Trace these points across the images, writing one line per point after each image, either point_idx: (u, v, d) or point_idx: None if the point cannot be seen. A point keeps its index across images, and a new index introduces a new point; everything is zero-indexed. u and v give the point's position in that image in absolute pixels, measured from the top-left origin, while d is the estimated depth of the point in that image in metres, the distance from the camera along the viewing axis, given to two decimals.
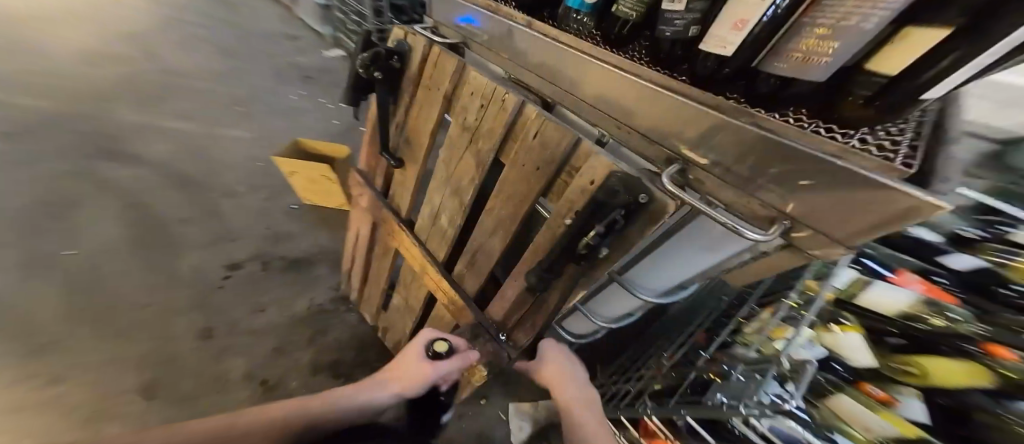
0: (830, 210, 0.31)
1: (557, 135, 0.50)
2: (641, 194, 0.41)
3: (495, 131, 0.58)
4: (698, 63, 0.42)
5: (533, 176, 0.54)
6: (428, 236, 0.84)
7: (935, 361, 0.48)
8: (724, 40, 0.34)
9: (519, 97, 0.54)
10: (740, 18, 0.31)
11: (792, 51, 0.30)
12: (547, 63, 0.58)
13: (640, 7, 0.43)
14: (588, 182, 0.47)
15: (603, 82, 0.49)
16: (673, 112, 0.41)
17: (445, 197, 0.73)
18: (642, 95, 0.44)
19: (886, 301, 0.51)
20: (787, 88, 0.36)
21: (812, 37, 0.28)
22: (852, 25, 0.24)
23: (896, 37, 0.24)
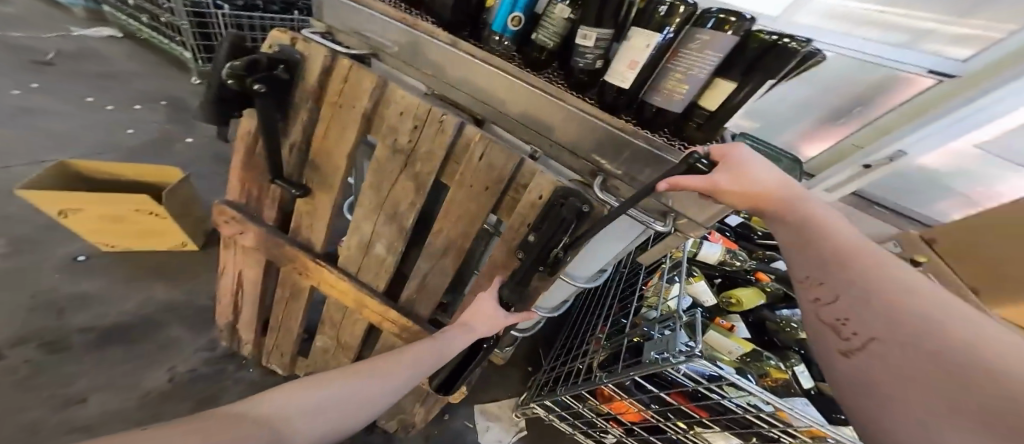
0: (698, 204, 0.46)
1: (501, 157, 0.55)
2: (584, 204, 0.50)
3: (435, 153, 0.59)
4: (604, 91, 0.50)
5: (482, 195, 0.59)
6: (363, 265, 0.78)
7: (744, 292, 0.80)
8: (621, 76, 0.44)
9: (458, 119, 0.56)
10: (632, 61, 0.43)
11: (662, 91, 0.44)
12: (468, 80, 0.55)
13: (556, 38, 0.49)
14: (536, 198, 0.54)
15: (529, 102, 0.52)
16: (595, 133, 0.49)
17: (381, 222, 0.70)
18: (566, 118, 0.50)
19: (712, 257, 0.82)
20: (665, 116, 0.46)
21: (675, 82, 0.42)
22: (695, 75, 0.40)
23: (715, 84, 0.41)
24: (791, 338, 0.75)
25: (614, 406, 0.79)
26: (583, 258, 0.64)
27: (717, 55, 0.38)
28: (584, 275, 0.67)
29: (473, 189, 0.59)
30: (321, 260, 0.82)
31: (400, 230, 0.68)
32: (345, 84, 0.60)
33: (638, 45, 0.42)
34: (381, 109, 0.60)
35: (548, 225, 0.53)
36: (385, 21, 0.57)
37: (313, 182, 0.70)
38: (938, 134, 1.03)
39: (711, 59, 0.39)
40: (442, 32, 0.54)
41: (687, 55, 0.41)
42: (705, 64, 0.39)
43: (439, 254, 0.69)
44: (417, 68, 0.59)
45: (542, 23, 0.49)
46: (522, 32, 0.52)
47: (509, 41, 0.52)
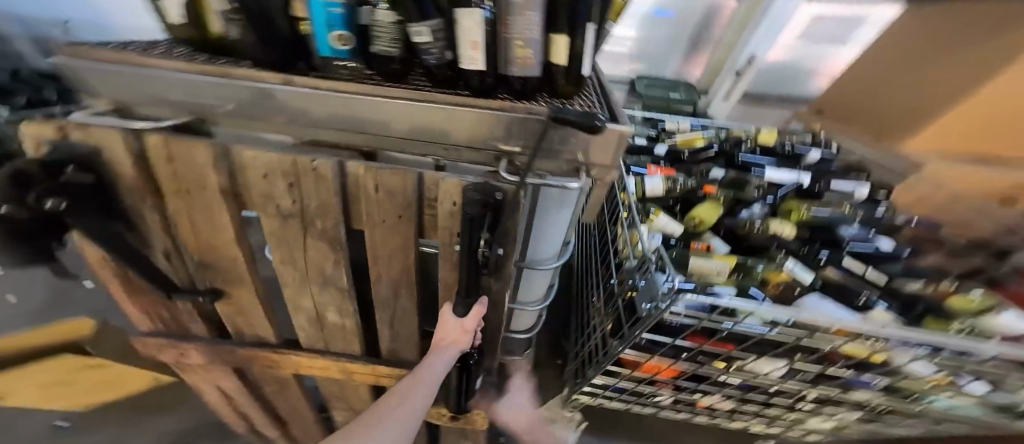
0: (595, 150, 0.47)
1: (397, 180, 0.47)
2: (496, 192, 0.47)
3: (330, 206, 0.48)
4: (468, 78, 0.46)
5: (399, 223, 0.52)
6: (330, 338, 0.73)
7: (702, 209, 0.82)
8: (472, 58, 0.42)
9: (332, 160, 0.43)
10: (473, 42, 0.40)
11: (516, 62, 0.44)
12: (335, 115, 0.45)
13: (395, 45, 0.42)
14: (451, 205, 0.50)
15: (404, 112, 0.45)
16: (475, 119, 0.46)
17: (318, 294, 0.63)
18: (452, 114, 0.45)
19: (657, 190, 0.82)
20: (528, 82, 0.47)
21: (521, 50, 0.42)
22: (531, 37, 0.41)
23: (554, 42, 0.43)
24: (764, 236, 0.80)
25: (646, 370, 0.82)
26: (537, 242, 0.62)
27: (536, 15, 0.39)
28: (551, 255, 0.67)
29: (387, 223, 0.52)
30: (284, 348, 0.76)
31: (340, 291, 0.62)
32: (172, 165, 0.42)
33: (469, 24, 0.38)
34: (240, 180, 0.45)
35: (467, 231, 0.48)
36: (191, 79, 0.41)
37: (218, 281, 0.58)
38: (768, 32, 1.31)
39: (535, 21, 0.40)
40: (272, 73, 0.43)
41: (514, 21, 0.40)
42: (532, 25, 0.40)
43: (392, 297, 0.63)
44: (264, 119, 0.46)
45: (374, 34, 0.41)
46: (358, 49, 0.43)
47: (357, 63, 0.45)
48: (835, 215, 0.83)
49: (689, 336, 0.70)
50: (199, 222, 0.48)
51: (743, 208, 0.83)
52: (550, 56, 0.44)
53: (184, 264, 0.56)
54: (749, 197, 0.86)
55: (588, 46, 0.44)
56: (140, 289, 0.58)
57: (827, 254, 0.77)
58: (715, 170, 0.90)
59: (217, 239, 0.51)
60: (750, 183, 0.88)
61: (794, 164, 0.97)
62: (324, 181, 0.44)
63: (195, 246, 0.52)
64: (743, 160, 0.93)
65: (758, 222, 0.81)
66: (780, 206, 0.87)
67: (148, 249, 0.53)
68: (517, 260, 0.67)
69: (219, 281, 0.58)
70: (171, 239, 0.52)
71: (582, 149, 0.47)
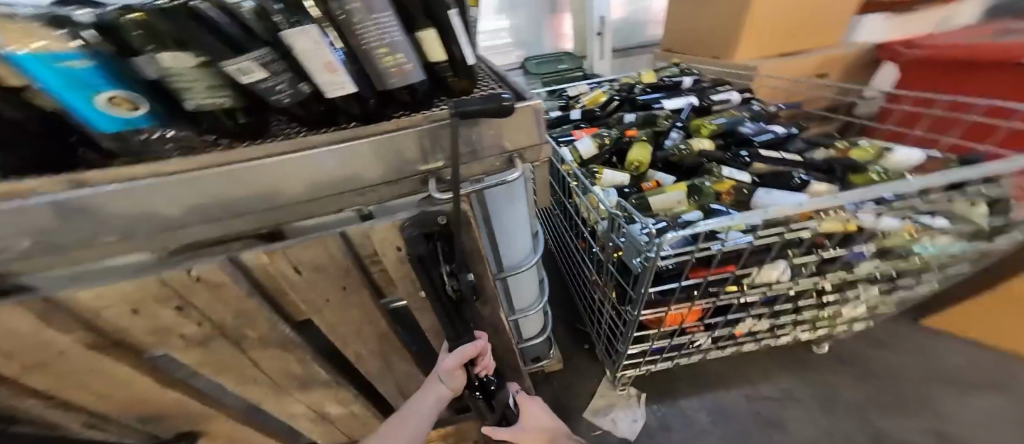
0: (520, 131, 0.41)
1: (313, 253, 0.39)
2: (437, 217, 0.39)
3: (256, 310, 0.40)
4: (345, 107, 0.38)
5: (348, 295, 0.45)
6: (338, 431, 0.66)
7: (633, 152, 0.75)
8: (335, 84, 0.33)
9: (220, 260, 0.34)
10: (326, 63, 0.31)
11: (389, 72, 0.35)
12: (199, 205, 0.35)
13: (216, 92, 0.31)
14: (396, 252, 0.42)
15: (287, 171, 0.36)
16: (376, 150, 0.38)
17: (300, 397, 0.55)
18: (341, 154, 0.37)
19: (592, 151, 0.75)
20: (411, 92, 0.39)
21: (386, 56, 0.33)
22: (391, 40, 0.32)
23: (420, 42, 0.36)
24: (693, 155, 0.75)
25: (670, 322, 0.74)
26: (501, 247, 0.56)
27: (387, 13, 0.31)
28: (529, 252, 0.59)
29: (332, 302, 0.45)
30: None
31: (322, 385, 0.55)
32: None
33: (307, 47, 0.29)
34: None
35: (428, 267, 0.41)
36: None
37: (184, 426, 0.52)
38: None
39: (389, 20, 0.32)
40: (31, 180, 0.29)
41: (362, 28, 0.31)
42: (388, 26, 0.32)
43: (382, 367, 0.57)
44: (99, 246, 0.34)
45: (177, 88, 0.29)
46: (159, 112, 0.30)
47: (181, 130, 0.33)
48: (732, 119, 0.84)
49: (692, 273, 0.62)
50: (113, 390, 0.41)
51: (665, 138, 0.79)
52: (424, 54, 0.37)
53: (130, 427, 0.49)
54: (662, 127, 0.83)
55: (463, 40, 0.39)
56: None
57: (747, 153, 0.75)
58: (625, 117, 0.87)
59: (148, 392, 0.43)
60: (658, 115, 0.86)
61: (678, 91, 0.98)
62: (220, 290, 0.36)
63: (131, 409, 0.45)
64: (642, 101, 0.92)
65: (682, 145, 0.77)
66: (688, 128, 0.84)
67: (81, 435, 0.46)
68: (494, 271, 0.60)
69: (187, 424, 0.52)
70: (92, 414, 0.44)
71: (509, 137, 0.41)
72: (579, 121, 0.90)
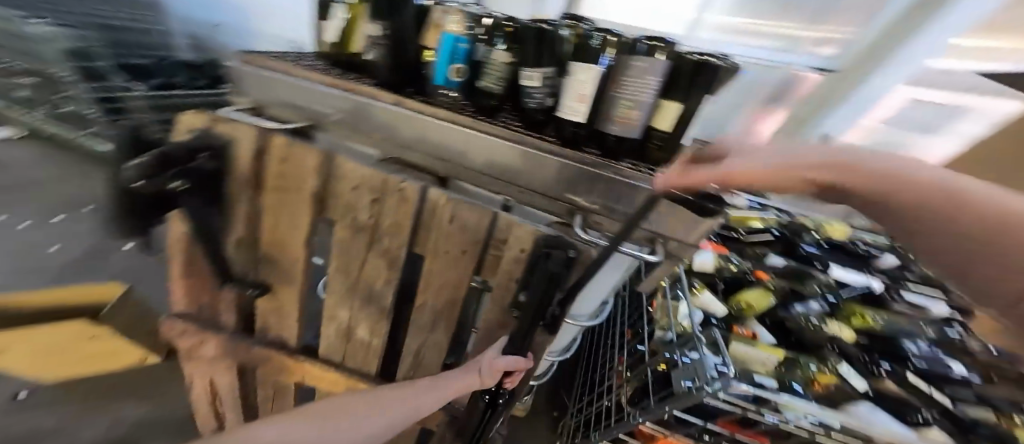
0: (685, 228, 0.44)
1: (473, 216, 0.49)
2: (570, 248, 0.45)
3: (403, 224, 0.53)
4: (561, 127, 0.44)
5: (461, 259, 0.54)
6: (351, 355, 0.72)
7: (751, 294, 0.82)
8: (574, 110, 0.40)
9: (419, 185, 0.49)
10: (580, 95, 0.39)
11: (615, 121, 0.40)
12: (424, 139, 0.49)
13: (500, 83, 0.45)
14: (518, 251, 0.50)
15: (492, 150, 0.46)
16: (557, 172, 0.45)
17: (356, 308, 0.63)
18: (534, 165, 0.45)
19: (708, 266, 0.86)
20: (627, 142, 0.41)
21: (625, 111, 0.39)
22: (643, 99, 0.37)
23: (660, 109, 0.39)
24: (820, 336, 0.75)
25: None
26: (585, 296, 0.63)
27: (656, 80, 0.36)
28: (586, 313, 0.66)
29: (447, 256, 0.54)
30: (303, 356, 0.75)
31: (379, 311, 0.62)
32: (285, 164, 0.53)
33: (583, 78, 0.39)
34: (332, 186, 0.54)
35: (538, 284, 0.48)
36: (320, 90, 0.51)
37: (275, 273, 0.64)
38: (849, 113, 0.99)
39: (654, 84, 0.37)
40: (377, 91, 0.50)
41: (627, 83, 0.37)
42: (648, 90, 0.37)
43: (428, 328, 0.63)
44: (366, 135, 0.53)
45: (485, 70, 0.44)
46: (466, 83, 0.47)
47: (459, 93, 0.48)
48: (902, 328, 0.76)
49: (723, 422, 0.66)
50: (284, 218, 0.58)
51: (798, 303, 0.80)
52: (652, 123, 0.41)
53: (249, 249, 0.63)
54: (809, 291, 0.82)
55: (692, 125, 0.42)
56: (207, 266, 0.66)
57: (890, 367, 0.71)
58: (773, 257, 0.89)
59: (294, 231, 0.59)
60: (814, 276, 0.84)
61: (863, 265, 0.91)
62: (403, 204, 0.51)
63: (271, 236, 0.60)
64: (804, 253, 0.91)
65: (815, 320, 0.77)
66: (841, 306, 0.80)
67: (229, 234, 0.61)
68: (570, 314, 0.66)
69: (277, 272, 0.64)
70: (251, 224, 0.60)
71: (668, 226, 0.46)
72: (725, 232, 0.96)
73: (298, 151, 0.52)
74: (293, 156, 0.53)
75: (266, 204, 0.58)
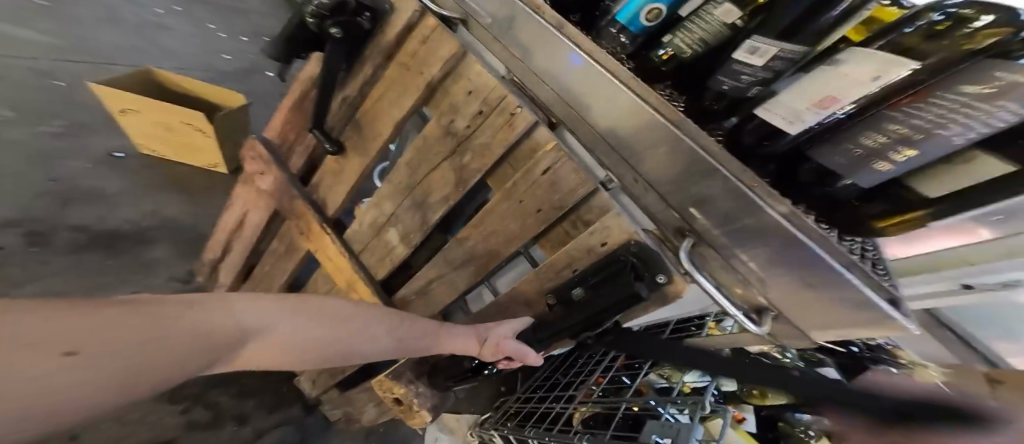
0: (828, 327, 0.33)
1: (571, 180, 0.43)
2: (661, 274, 0.38)
3: (493, 150, 0.49)
4: (748, 128, 0.30)
5: (530, 217, 0.48)
6: (370, 251, 0.70)
7: (766, 384, 0.69)
8: (792, 116, 0.23)
9: (533, 117, 0.44)
10: (822, 98, 0.20)
11: (857, 154, 0.23)
12: (553, 66, 0.40)
13: (699, 48, 0.29)
14: (596, 244, 0.43)
15: (627, 115, 0.35)
16: (695, 181, 0.32)
17: (404, 208, 0.61)
18: (661, 149, 0.33)
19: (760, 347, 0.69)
20: (829, 184, 0.28)
21: (880, 137, 0.21)
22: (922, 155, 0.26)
23: (950, 159, 0.20)
24: None
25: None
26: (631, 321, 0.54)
27: (997, 129, 0.15)
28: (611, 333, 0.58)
29: (518, 205, 0.49)
30: (330, 228, 0.74)
31: (422, 223, 0.60)
32: (422, 46, 0.52)
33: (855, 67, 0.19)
34: (449, 82, 0.51)
35: (609, 288, 0.42)
36: None
37: (355, 139, 0.64)
38: None
39: (981, 133, 0.16)
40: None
41: (941, 103, 0.17)
42: (961, 135, 0.16)
43: (455, 265, 0.59)
44: (505, 46, 0.46)
45: (685, 24, 0.29)
46: (655, 31, 0.34)
47: (628, 39, 0.35)
48: None
49: None
50: (391, 95, 0.57)
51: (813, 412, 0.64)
52: (909, 178, 0.24)
53: (342, 113, 0.64)
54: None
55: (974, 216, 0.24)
56: (304, 109, 0.69)
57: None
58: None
59: (391, 108, 0.58)
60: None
61: None
62: (505, 127, 0.47)
63: (370, 105, 0.60)
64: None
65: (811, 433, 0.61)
66: None
67: (341, 87, 0.63)
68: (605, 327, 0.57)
69: (358, 140, 0.64)
70: (357, 90, 0.61)
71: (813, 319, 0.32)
72: None
73: (435, 39, 0.51)
74: (432, 39, 0.51)
75: (381, 75, 0.58)
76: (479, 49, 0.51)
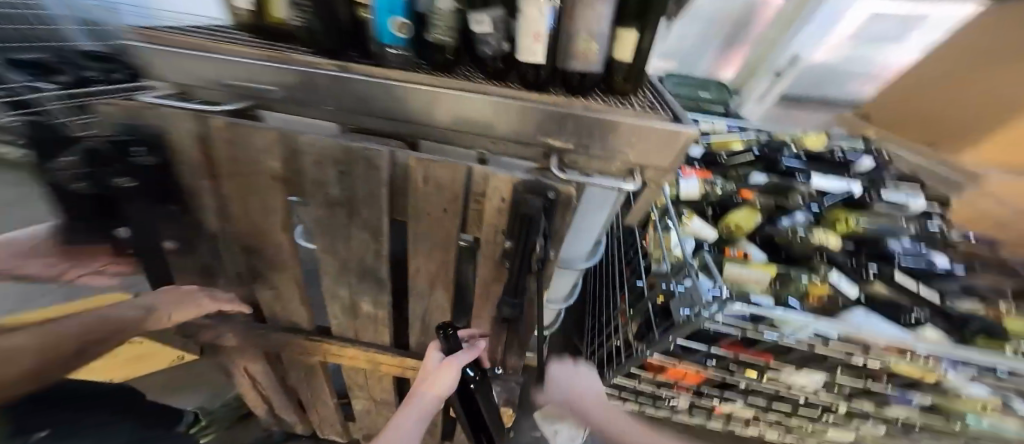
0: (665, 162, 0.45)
1: (450, 176, 0.46)
2: (549, 191, 0.43)
3: (378, 194, 0.48)
4: (524, 73, 0.49)
5: (445, 218, 0.52)
6: (359, 326, 0.74)
7: (739, 216, 0.79)
8: (531, 51, 0.43)
9: (385, 150, 0.44)
10: (535, 32, 0.41)
11: (575, 56, 0.44)
12: (376, 101, 0.49)
13: (452, 35, 0.46)
14: (499, 201, 0.48)
15: (459, 105, 0.46)
16: (512, 117, 0.46)
17: (354, 283, 0.63)
18: (485, 106, 0.46)
19: (693, 193, 0.80)
20: (582, 82, 0.48)
21: (585, 46, 0.43)
22: (598, 31, 0.41)
23: (621, 38, 0.44)
24: (808, 246, 0.75)
25: (671, 374, 0.80)
26: (570, 241, 0.65)
27: (608, 9, 0.39)
28: (582, 255, 0.69)
29: (430, 217, 0.52)
30: (316, 335, 0.77)
31: (377, 282, 0.62)
32: (234, 149, 0.43)
33: (533, 17, 0.40)
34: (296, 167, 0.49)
35: (519, 226, 0.46)
36: (245, 64, 0.45)
37: (262, 263, 0.60)
38: None
39: (607, 13, 0.40)
40: (327, 61, 0.46)
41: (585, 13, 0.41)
42: (602, 18, 0.39)
43: (427, 291, 0.64)
44: (329, 104, 0.49)
45: (433, 23, 0.44)
46: (410, 38, 0.46)
47: (407, 52, 0.48)
48: (887, 228, 0.78)
49: (726, 345, 0.69)
50: (252, 212, 0.51)
51: (785, 216, 0.78)
52: (615, 54, 0.46)
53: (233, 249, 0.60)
54: (793, 205, 0.80)
55: (653, 46, 0.46)
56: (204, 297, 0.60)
57: (876, 269, 0.72)
58: (755, 175, 0.85)
59: (268, 225, 0.52)
60: (795, 189, 0.82)
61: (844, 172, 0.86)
62: (372, 168, 0.45)
63: (238, 228, 0.54)
64: (787, 165, 0.86)
65: (802, 232, 0.77)
66: (826, 214, 0.80)
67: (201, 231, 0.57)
68: (564, 260, 0.70)
69: (263, 264, 0.60)
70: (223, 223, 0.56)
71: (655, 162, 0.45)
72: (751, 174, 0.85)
73: (243, 134, 0.41)
74: (236, 138, 0.41)
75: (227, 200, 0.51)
76: (315, 120, 0.54)
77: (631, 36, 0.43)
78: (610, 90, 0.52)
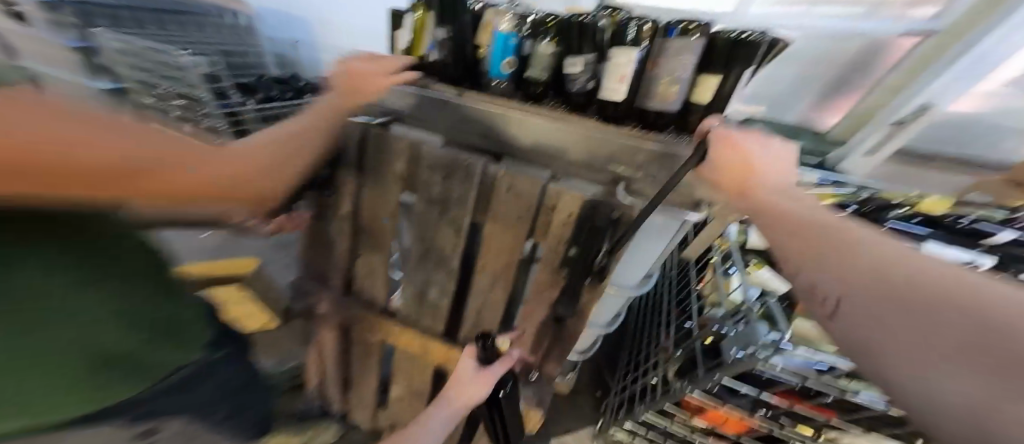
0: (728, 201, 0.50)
1: (529, 186, 0.56)
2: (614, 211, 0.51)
3: (469, 193, 0.60)
4: (604, 107, 0.57)
5: (518, 224, 0.61)
6: (422, 313, 0.84)
7: None
8: (615, 90, 0.53)
9: (482, 162, 0.58)
10: (621, 75, 0.52)
11: (654, 97, 0.53)
12: (480, 120, 0.61)
13: (548, 74, 0.58)
14: (567, 216, 0.56)
15: (544, 130, 0.57)
16: (587, 143, 0.55)
17: (431, 271, 0.74)
18: (565, 133, 0.55)
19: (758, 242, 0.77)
20: (659, 121, 0.55)
21: (664, 90, 0.52)
22: (680, 76, 0.50)
23: (700, 86, 0.52)
24: None
25: (711, 418, 0.76)
26: (625, 263, 0.68)
27: (688, 59, 0.49)
28: (633, 282, 0.72)
29: (505, 221, 0.61)
30: (385, 315, 0.89)
31: (449, 273, 0.72)
32: None
33: (622, 62, 0.51)
34: (412, 167, 0.63)
35: (586, 234, 0.55)
36: (398, 89, 0.65)
37: (367, 240, 0.75)
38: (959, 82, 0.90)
39: (689, 61, 0.49)
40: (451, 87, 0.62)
41: (668, 62, 0.51)
42: (684, 65, 0.49)
43: (488, 290, 0.72)
44: (444, 119, 0.64)
45: (535, 63, 0.58)
46: (518, 74, 0.60)
47: (512, 85, 0.61)
48: None
49: (777, 395, 0.66)
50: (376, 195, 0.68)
51: None
52: (692, 99, 0.53)
53: (349, 227, 0.76)
54: None
55: (731, 95, 0.52)
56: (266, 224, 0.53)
57: None
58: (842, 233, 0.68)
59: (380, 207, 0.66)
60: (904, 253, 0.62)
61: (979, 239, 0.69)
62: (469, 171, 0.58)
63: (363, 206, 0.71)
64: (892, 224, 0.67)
65: None
66: None
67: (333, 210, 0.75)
68: (616, 282, 0.73)
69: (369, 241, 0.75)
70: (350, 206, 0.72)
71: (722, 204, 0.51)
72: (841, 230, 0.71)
73: None
74: None
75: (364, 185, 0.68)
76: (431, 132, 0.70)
77: (714, 83, 0.51)
78: (683, 129, 0.56)
